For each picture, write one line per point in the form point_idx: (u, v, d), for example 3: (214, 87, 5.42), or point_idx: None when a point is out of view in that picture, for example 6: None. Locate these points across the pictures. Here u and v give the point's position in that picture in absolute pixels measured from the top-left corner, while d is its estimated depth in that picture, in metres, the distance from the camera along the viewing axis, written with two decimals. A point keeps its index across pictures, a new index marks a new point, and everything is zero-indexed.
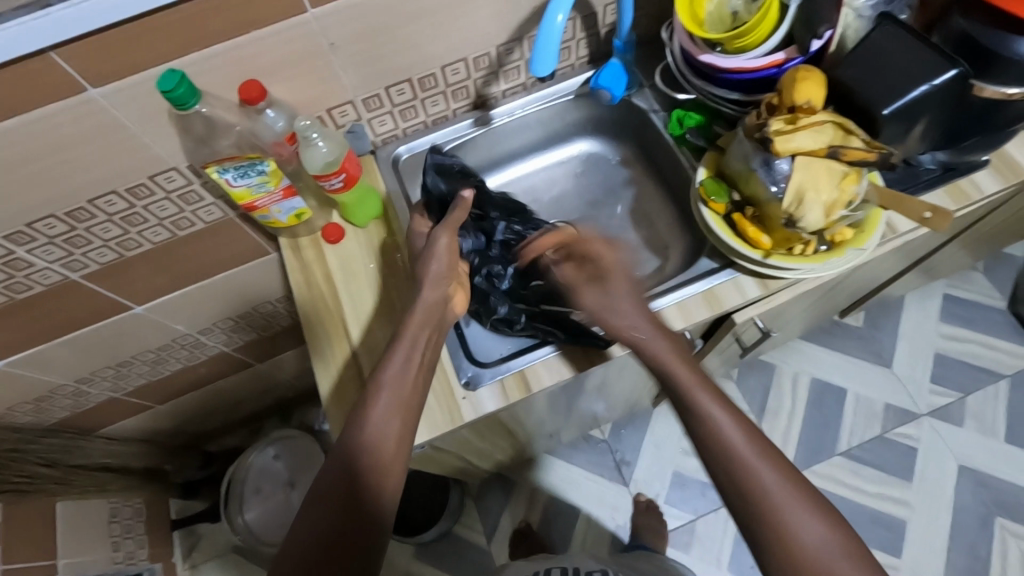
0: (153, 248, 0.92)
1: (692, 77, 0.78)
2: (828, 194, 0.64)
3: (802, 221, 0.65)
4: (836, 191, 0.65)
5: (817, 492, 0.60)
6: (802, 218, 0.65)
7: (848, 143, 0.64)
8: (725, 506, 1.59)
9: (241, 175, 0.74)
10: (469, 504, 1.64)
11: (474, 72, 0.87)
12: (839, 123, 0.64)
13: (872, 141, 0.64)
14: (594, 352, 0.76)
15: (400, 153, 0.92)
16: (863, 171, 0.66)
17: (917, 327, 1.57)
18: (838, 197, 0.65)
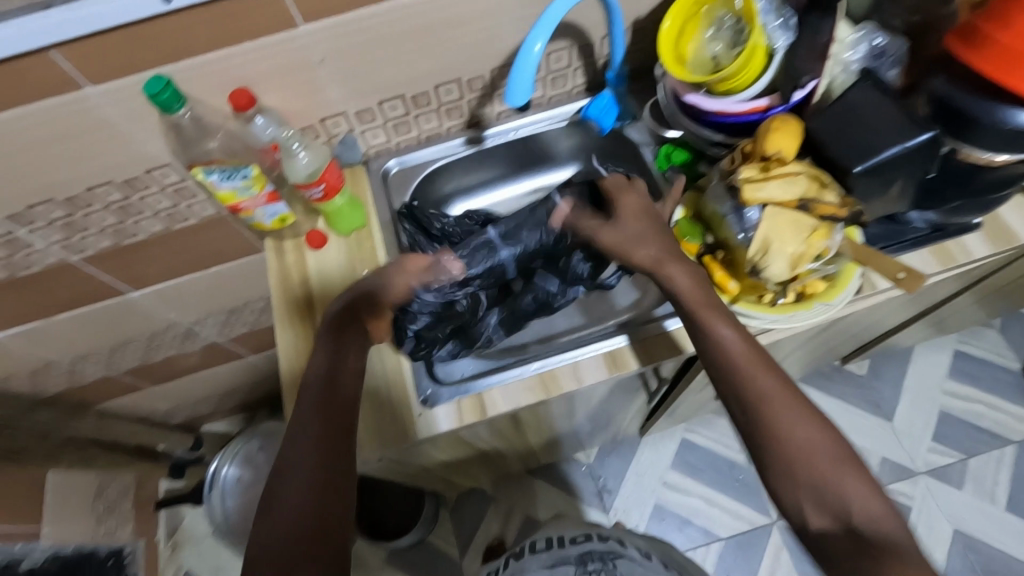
0: (149, 238, 0.95)
1: (680, 116, 0.77)
2: (795, 247, 0.63)
3: (765, 271, 0.65)
4: (803, 244, 0.63)
5: None
6: (766, 268, 0.65)
7: (819, 197, 0.63)
8: (704, 545, 1.56)
9: (226, 178, 0.76)
10: (447, 515, 1.64)
11: (468, 93, 0.89)
12: (812, 176, 0.64)
13: (844, 197, 0.64)
14: (553, 381, 0.76)
15: (391, 167, 0.94)
16: (835, 226, 0.65)
17: (920, 380, 1.53)
18: (805, 251, 0.64)
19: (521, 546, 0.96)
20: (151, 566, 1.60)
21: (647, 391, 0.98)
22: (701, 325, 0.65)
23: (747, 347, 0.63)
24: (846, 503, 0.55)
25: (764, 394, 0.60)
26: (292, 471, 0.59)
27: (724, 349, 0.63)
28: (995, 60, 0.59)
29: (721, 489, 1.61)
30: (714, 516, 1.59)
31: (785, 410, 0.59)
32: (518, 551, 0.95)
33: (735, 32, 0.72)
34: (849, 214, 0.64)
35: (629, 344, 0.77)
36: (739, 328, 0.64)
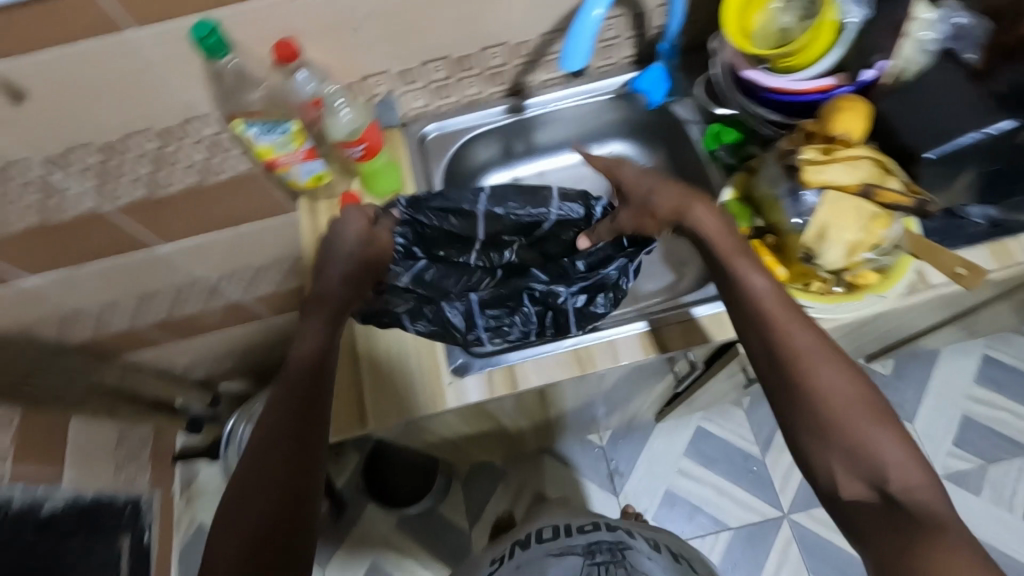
0: (181, 190, 0.94)
1: (735, 93, 0.74)
2: (852, 234, 0.61)
3: (819, 258, 0.62)
4: (861, 232, 0.61)
5: None
6: (820, 255, 0.62)
7: (883, 184, 0.60)
8: (713, 533, 1.56)
9: (266, 131, 0.74)
10: (458, 487, 1.65)
11: (514, 59, 0.86)
12: (877, 161, 0.61)
13: (910, 185, 0.61)
14: (589, 358, 0.75)
15: (429, 131, 0.91)
16: (897, 216, 0.62)
17: (946, 384, 1.49)
18: (863, 239, 0.61)
19: (526, 533, 0.95)
20: (167, 517, 1.64)
21: (673, 376, 0.97)
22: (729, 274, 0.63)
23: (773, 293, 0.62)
24: None
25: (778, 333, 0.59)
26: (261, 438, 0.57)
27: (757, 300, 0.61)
28: None
29: (733, 480, 1.61)
30: (724, 506, 1.58)
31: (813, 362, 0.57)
32: (523, 538, 0.93)
33: (807, 4, 0.69)
34: (915, 202, 0.61)
35: (668, 324, 0.76)
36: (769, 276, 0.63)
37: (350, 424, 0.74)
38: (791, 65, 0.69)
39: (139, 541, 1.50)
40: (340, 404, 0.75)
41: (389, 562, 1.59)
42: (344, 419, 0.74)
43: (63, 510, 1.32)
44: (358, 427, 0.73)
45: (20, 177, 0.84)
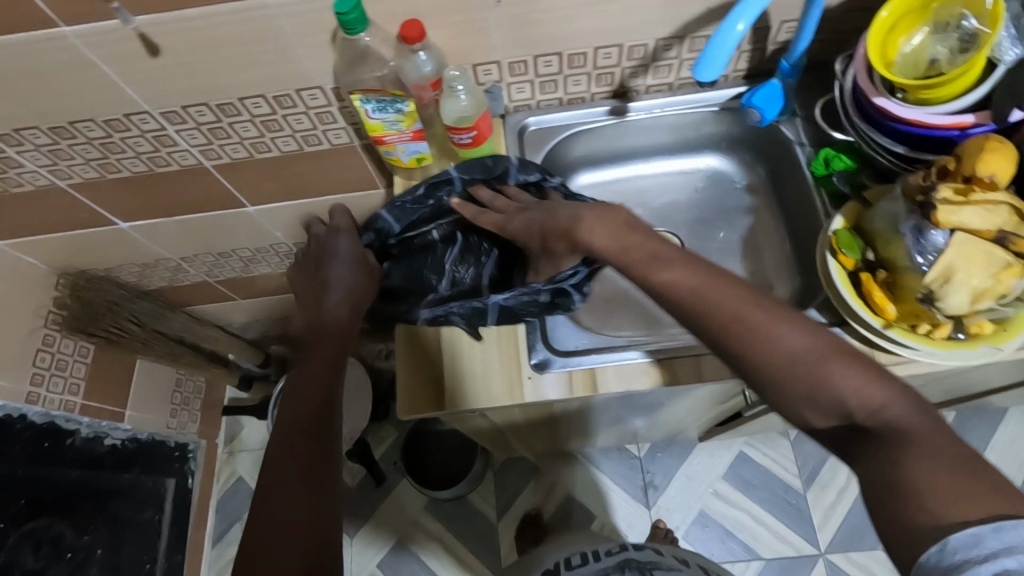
0: (280, 156, 0.97)
1: (857, 119, 0.72)
2: (980, 280, 0.59)
3: (941, 301, 0.60)
4: (990, 280, 0.59)
5: None
6: (942, 298, 0.60)
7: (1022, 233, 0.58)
8: (744, 561, 1.53)
9: (379, 109, 0.76)
10: (490, 477, 1.66)
11: (626, 61, 0.85)
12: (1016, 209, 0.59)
13: None
14: (673, 372, 0.74)
15: (529, 125, 0.91)
16: None
17: (1011, 444, 1.43)
18: (992, 287, 0.59)
19: (553, 561, 0.93)
20: (210, 465, 1.69)
21: (741, 399, 0.96)
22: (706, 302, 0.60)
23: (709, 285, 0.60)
24: None
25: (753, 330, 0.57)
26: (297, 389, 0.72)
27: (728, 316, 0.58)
28: None
29: (770, 509, 1.57)
30: (759, 535, 1.55)
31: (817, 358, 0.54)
32: (551, 567, 0.92)
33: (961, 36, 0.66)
34: None
35: None
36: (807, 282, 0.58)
37: (427, 405, 0.75)
38: (920, 93, 0.66)
39: (183, 485, 1.55)
40: (420, 385, 0.76)
41: (416, 540, 1.62)
42: (424, 399, 0.75)
43: (122, 446, 1.36)
44: (435, 409, 0.74)
45: (138, 126, 0.88)
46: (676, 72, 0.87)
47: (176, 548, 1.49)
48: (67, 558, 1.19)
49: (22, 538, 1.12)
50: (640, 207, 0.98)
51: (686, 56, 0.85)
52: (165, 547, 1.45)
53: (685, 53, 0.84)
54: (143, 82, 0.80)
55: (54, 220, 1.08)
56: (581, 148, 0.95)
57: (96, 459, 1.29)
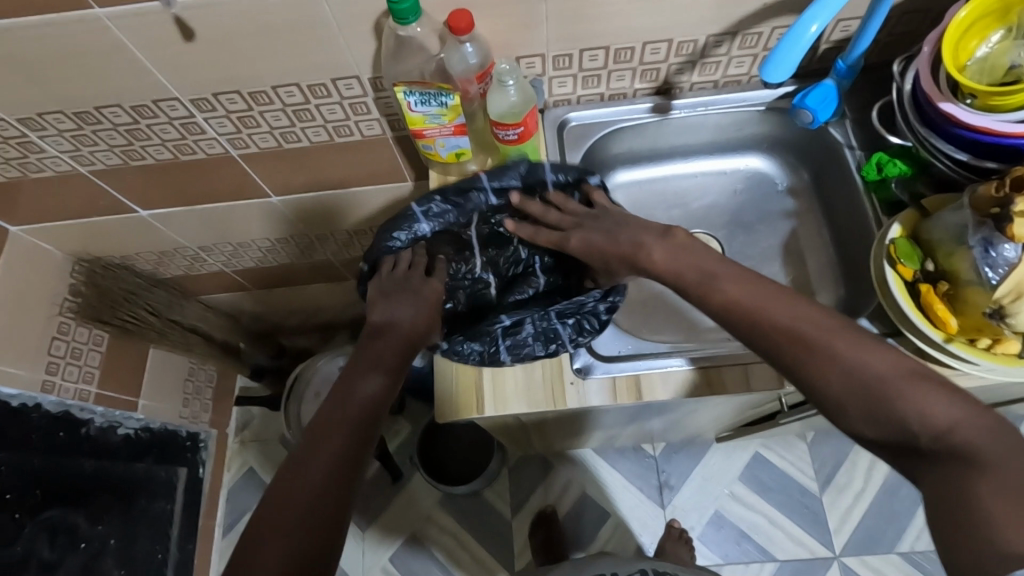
0: (310, 146, 0.94)
1: (916, 123, 0.70)
2: None
3: (1012, 317, 0.59)
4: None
5: None
6: (1013, 314, 0.59)
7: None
8: (758, 562, 1.53)
9: (422, 102, 0.73)
10: (504, 473, 1.65)
11: (673, 57, 0.82)
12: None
13: None
14: (720, 381, 0.72)
15: (569, 120, 0.89)
16: None
17: None
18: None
19: None
20: (221, 455, 1.68)
21: (774, 407, 0.94)
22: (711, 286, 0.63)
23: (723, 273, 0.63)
24: None
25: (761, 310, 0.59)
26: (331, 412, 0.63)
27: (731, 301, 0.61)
28: None
29: (785, 512, 1.57)
30: (774, 537, 1.55)
31: (825, 337, 0.56)
32: None
33: None
34: None
35: None
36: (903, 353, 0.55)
37: (468, 406, 0.73)
38: (991, 98, 0.63)
39: (195, 474, 1.53)
40: (459, 388, 0.74)
41: (430, 535, 1.61)
42: (463, 402, 0.73)
43: (136, 435, 1.34)
44: (475, 412, 0.73)
45: (166, 113, 0.85)
46: (724, 69, 0.85)
47: (189, 539, 1.47)
48: (82, 548, 1.15)
49: (39, 526, 1.08)
50: (679, 208, 0.96)
51: (736, 53, 0.82)
52: (178, 538, 1.42)
53: (735, 50, 0.81)
54: (174, 68, 0.77)
55: (74, 207, 1.06)
56: (620, 145, 0.92)
57: (109, 449, 1.25)
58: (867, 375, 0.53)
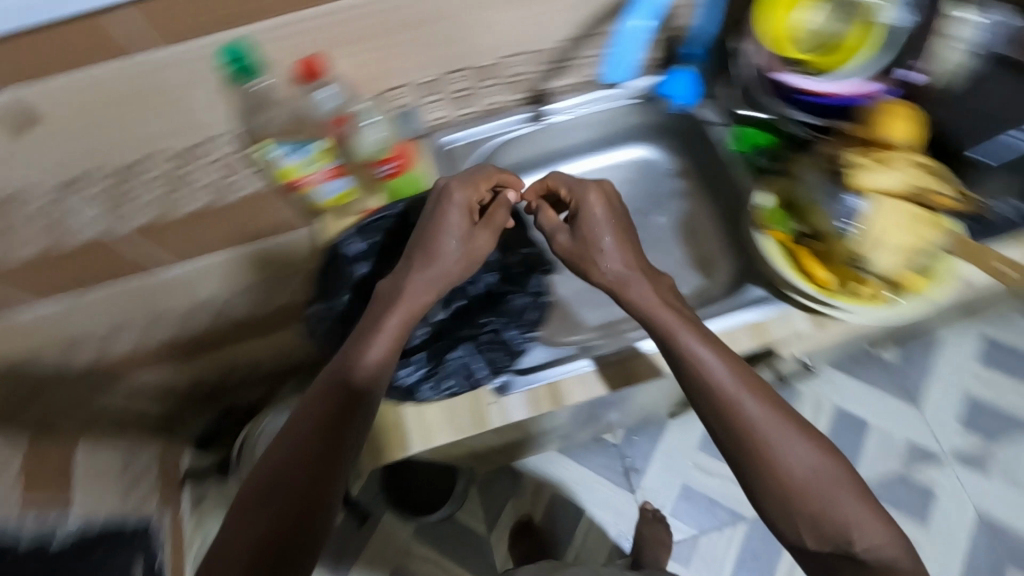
0: (189, 215, 0.87)
1: (765, 94, 0.77)
2: (898, 238, 0.64)
3: (868, 262, 0.65)
4: (914, 232, 0.64)
5: None
6: (869, 259, 0.65)
7: (925, 178, 0.65)
8: (730, 525, 1.58)
9: (292, 150, 0.76)
10: (475, 492, 1.64)
11: (537, 66, 0.84)
12: (924, 162, 0.66)
13: (961, 190, 0.66)
14: (633, 370, 0.75)
15: (445, 143, 0.89)
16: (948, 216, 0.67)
17: (951, 365, 1.52)
18: (918, 237, 0.64)
19: None
20: None
21: None
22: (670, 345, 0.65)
23: (683, 323, 0.65)
24: None
25: (712, 385, 0.61)
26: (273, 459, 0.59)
27: (710, 377, 0.62)
28: None
29: None
30: (741, 498, 1.60)
31: (773, 433, 0.59)
32: None
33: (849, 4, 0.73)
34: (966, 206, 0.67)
35: (715, 333, 0.73)
36: (762, 396, 0.61)
37: (393, 448, 0.72)
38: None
39: None
40: (380, 430, 0.73)
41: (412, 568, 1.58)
42: (387, 441, 0.73)
43: None
44: (401, 451, 0.72)
45: None
46: (589, 69, 0.88)
47: None
48: None
49: None
50: None
51: (595, 53, 0.85)
52: None
53: (593, 50, 0.84)
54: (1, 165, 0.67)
55: None
56: (506, 159, 0.94)
57: None
58: (743, 419, 0.60)
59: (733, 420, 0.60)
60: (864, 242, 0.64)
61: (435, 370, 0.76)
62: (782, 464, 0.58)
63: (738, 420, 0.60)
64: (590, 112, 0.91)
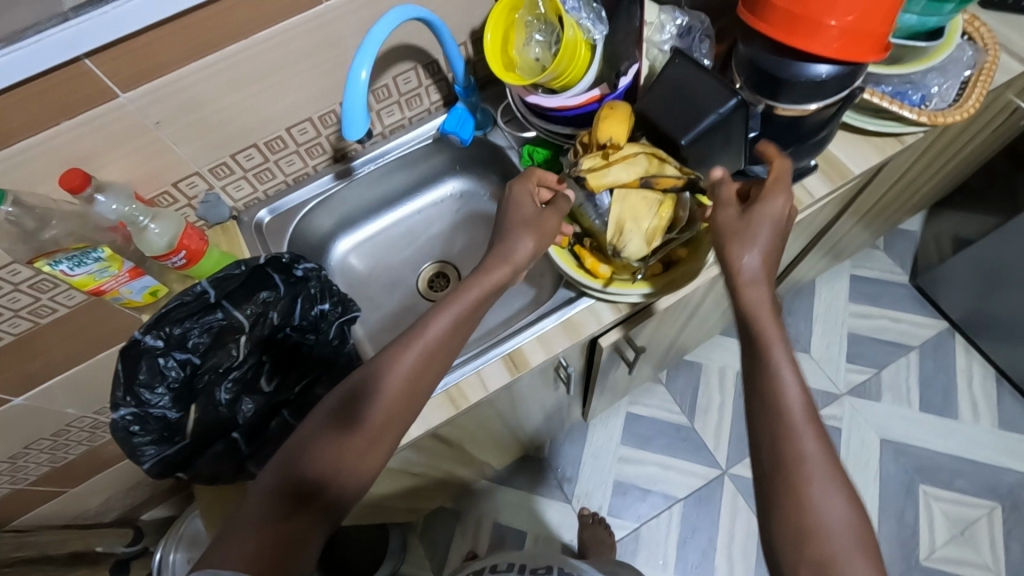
0: (15, 340, 0.84)
1: (532, 117, 0.79)
2: (648, 221, 0.68)
3: (625, 250, 0.69)
4: (654, 219, 0.68)
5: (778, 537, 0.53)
6: (624, 247, 0.69)
7: (657, 171, 0.67)
8: (667, 510, 1.49)
9: (76, 264, 0.71)
10: (415, 540, 1.50)
11: (325, 129, 0.88)
12: (651, 153, 0.68)
13: (682, 167, 0.68)
14: (460, 394, 0.76)
15: (263, 216, 0.91)
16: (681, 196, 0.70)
17: (829, 307, 1.59)
18: (658, 224, 0.69)
19: (485, 566, 1.02)
20: None
21: (566, 381, 0.99)
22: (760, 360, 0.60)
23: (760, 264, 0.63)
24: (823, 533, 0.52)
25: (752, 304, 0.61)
26: (248, 525, 0.53)
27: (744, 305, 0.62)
28: (782, 25, 0.62)
29: (677, 451, 1.54)
30: (673, 479, 1.51)
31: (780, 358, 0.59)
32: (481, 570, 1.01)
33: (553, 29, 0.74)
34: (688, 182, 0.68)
35: (525, 342, 0.78)
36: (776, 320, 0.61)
37: None
38: (560, 69, 0.71)
39: None
40: None
41: None
42: None
43: None
44: None
45: None
46: (380, 121, 0.93)
47: None
48: None
49: None
50: (408, 247, 1.02)
51: (379, 106, 0.90)
52: None
53: (376, 104, 0.89)
54: None
55: None
56: (329, 216, 0.97)
57: None
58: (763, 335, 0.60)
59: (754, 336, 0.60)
60: (733, 229, 0.64)
61: (260, 450, 0.73)
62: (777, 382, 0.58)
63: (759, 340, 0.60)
64: (395, 158, 0.96)
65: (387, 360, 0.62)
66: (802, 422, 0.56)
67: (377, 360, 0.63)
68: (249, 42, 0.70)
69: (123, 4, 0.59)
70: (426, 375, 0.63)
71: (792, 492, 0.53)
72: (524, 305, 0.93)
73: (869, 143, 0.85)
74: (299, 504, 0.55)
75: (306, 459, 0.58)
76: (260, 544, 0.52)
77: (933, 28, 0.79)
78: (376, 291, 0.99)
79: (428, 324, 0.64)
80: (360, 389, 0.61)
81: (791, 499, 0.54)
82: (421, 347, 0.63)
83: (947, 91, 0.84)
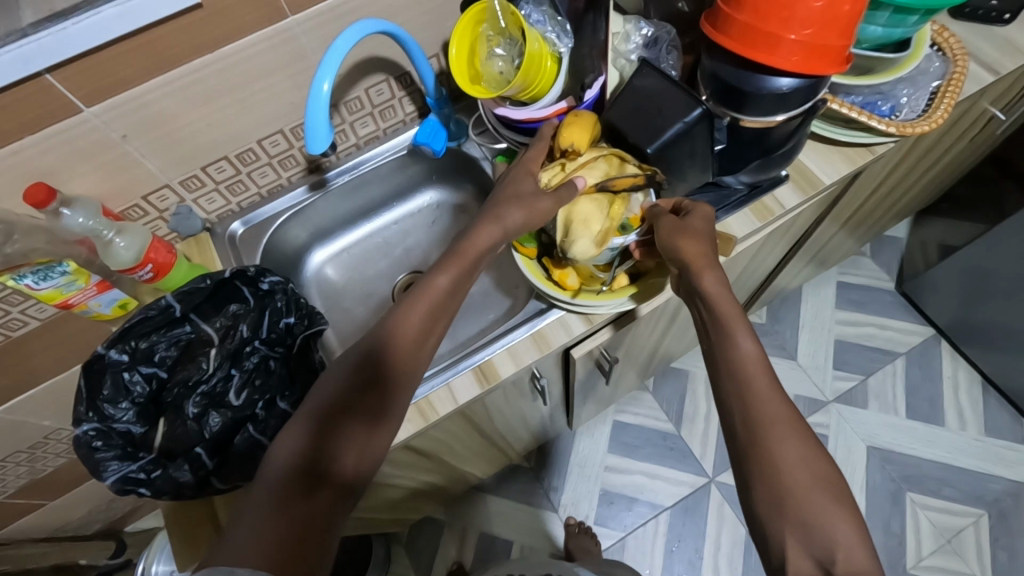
0: None
1: (502, 129, 0.80)
2: (600, 223, 0.67)
3: (572, 249, 0.67)
4: (606, 221, 0.67)
5: (759, 504, 0.55)
6: (572, 246, 0.67)
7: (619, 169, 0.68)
8: (653, 519, 1.47)
9: (42, 278, 0.70)
10: (401, 552, 1.49)
11: (297, 141, 0.88)
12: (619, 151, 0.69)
13: (639, 166, 0.68)
14: (430, 408, 0.76)
15: (237, 228, 0.91)
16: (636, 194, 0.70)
17: (816, 314, 1.58)
18: (609, 225, 0.67)
19: None
20: None
21: (544, 393, 0.98)
22: (720, 334, 0.63)
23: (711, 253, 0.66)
24: (819, 540, 0.52)
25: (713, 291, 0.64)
26: (267, 507, 0.53)
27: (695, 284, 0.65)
28: (742, 38, 0.63)
29: (663, 460, 1.52)
30: (659, 487, 1.49)
31: (733, 323, 0.62)
32: None
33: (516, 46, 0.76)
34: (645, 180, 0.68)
35: (496, 354, 0.78)
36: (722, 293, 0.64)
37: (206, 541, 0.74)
38: (526, 81, 0.71)
39: None
40: (191, 525, 0.75)
41: None
42: (202, 534, 0.75)
43: None
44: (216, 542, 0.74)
45: None
46: (354, 132, 0.93)
47: None
48: None
49: None
50: (384, 259, 1.02)
51: (352, 118, 0.90)
52: None
53: (349, 116, 0.89)
54: None
55: None
56: (304, 227, 0.97)
57: None
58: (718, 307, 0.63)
59: (711, 306, 0.63)
60: (675, 229, 0.66)
61: (224, 466, 0.70)
62: (735, 349, 0.61)
63: (716, 310, 0.63)
64: (369, 169, 0.96)
65: (391, 333, 0.63)
66: (761, 384, 0.59)
67: (383, 336, 0.64)
68: (214, 55, 0.70)
69: (84, 21, 0.59)
70: (427, 345, 0.65)
71: (766, 457, 0.56)
72: (498, 316, 0.93)
73: (839, 152, 0.85)
74: (319, 479, 0.56)
75: (324, 440, 0.58)
76: (280, 528, 0.52)
77: (900, 40, 0.80)
78: (352, 303, 0.99)
79: (429, 282, 0.66)
80: (367, 364, 0.62)
81: (760, 457, 0.56)
82: (427, 302, 0.65)
83: (916, 101, 0.84)
